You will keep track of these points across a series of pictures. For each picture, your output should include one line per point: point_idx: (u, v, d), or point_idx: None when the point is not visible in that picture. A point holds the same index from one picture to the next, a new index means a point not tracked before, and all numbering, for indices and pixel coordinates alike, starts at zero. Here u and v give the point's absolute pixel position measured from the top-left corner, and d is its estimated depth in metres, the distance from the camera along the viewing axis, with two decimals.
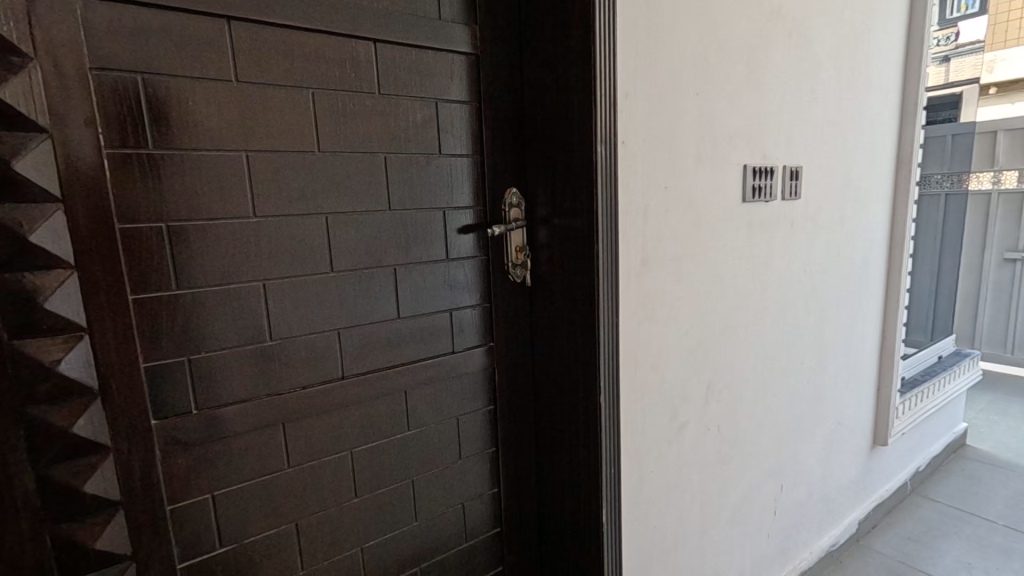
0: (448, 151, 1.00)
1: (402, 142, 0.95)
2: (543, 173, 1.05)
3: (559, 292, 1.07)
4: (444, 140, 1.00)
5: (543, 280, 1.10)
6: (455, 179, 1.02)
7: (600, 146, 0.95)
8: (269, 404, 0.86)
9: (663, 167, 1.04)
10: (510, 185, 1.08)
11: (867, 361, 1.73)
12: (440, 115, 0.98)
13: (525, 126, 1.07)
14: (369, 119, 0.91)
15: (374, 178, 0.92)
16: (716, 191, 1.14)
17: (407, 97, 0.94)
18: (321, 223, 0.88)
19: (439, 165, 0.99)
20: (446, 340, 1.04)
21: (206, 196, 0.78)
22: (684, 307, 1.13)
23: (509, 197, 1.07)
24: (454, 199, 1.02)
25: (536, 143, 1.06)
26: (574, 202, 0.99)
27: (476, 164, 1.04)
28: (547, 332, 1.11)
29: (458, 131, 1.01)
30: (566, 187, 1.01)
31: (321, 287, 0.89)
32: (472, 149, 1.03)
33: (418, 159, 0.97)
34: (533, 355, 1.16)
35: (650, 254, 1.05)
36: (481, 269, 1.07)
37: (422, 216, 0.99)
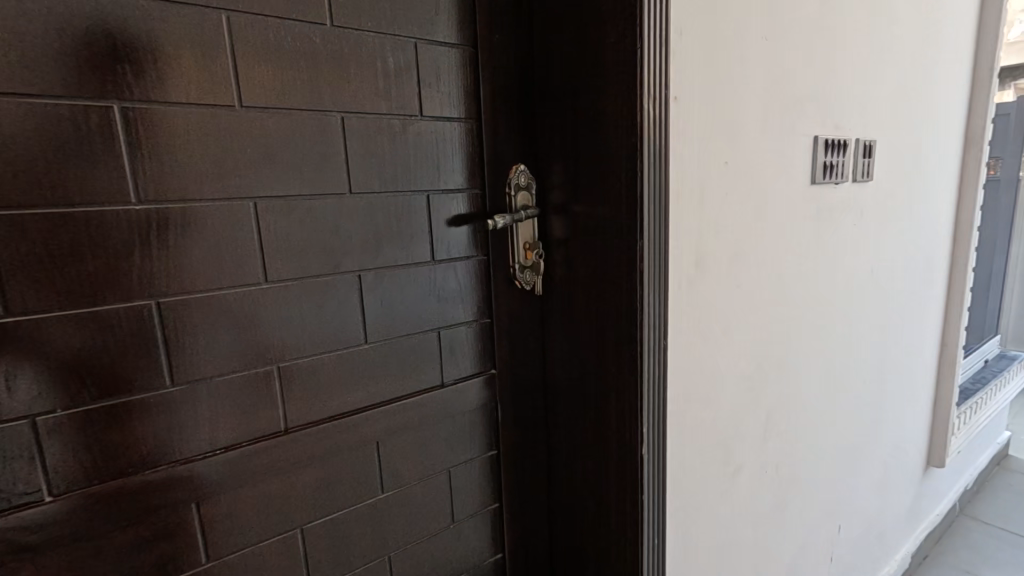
0: (433, 112, 0.73)
1: (368, 100, 0.67)
2: (561, 145, 0.78)
3: (583, 304, 0.80)
4: (428, 98, 0.72)
5: (560, 287, 0.83)
6: (444, 152, 0.75)
7: (648, 103, 0.67)
8: (174, 476, 0.59)
9: (724, 136, 0.77)
10: (518, 160, 0.81)
11: (926, 372, 1.49)
12: (421, 63, 0.71)
13: (538, 82, 0.79)
14: (320, 64, 0.63)
15: (327, 148, 0.65)
16: (784, 170, 0.88)
17: (375, 33, 0.67)
18: (248, 213, 0.61)
19: (421, 133, 0.72)
20: (432, 370, 0.78)
21: (57, 169, 0.50)
22: (743, 320, 0.87)
23: (516, 176, 0.80)
24: (442, 179, 0.75)
25: (551, 104, 0.78)
26: (607, 183, 0.72)
27: (471, 132, 0.77)
28: (566, 356, 0.84)
29: (447, 86, 0.74)
30: (594, 162, 0.74)
31: (252, 306, 0.62)
32: (466, 112, 0.76)
33: (392, 123, 0.70)
34: (547, 383, 0.89)
35: (705, 253, 0.78)
36: (478, 273, 0.80)
37: (397, 202, 0.71)
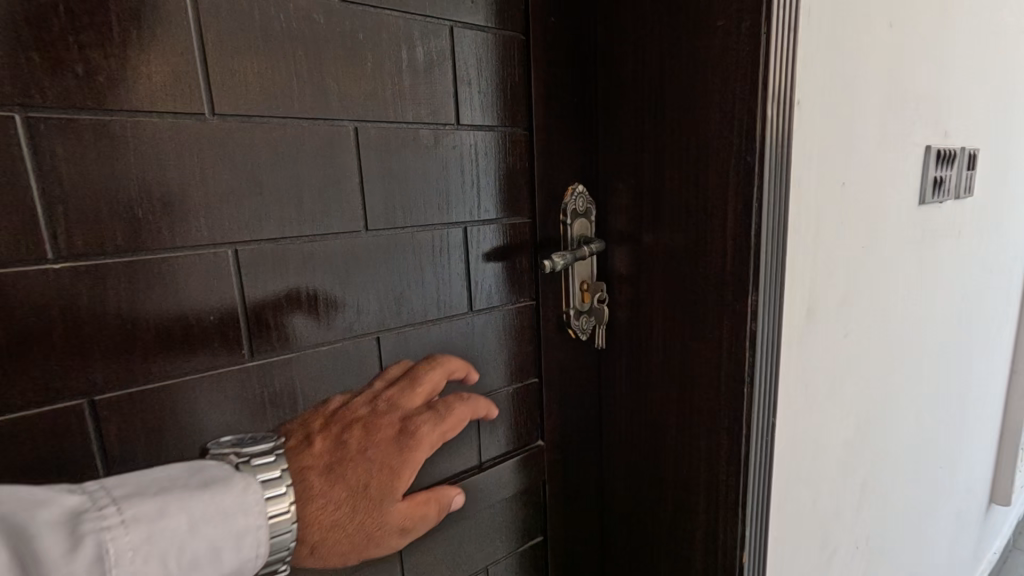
0: (469, 119, 0.55)
1: (389, 104, 0.50)
2: (630, 159, 0.61)
3: (656, 363, 0.63)
4: (465, 100, 0.55)
5: (621, 337, 0.66)
6: (483, 171, 0.57)
7: (772, 107, 0.49)
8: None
9: (843, 150, 0.60)
10: (573, 178, 0.64)
11: (998, 403, 1.33)
12: (457, 54, 0.54)
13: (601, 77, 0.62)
14: (327, 54, 0.46)
15: (331, 171, 0.47)
16: (896, 189, 0.71)
17: (397, 13, 0.49)
18: (224, 264, 0.43)
19: (455, 146, 0.55)
20: (467, 449, 0.61)
21: None
22: (848, 376, 0.70)
23: (573, 199, 0.63)
24: (480, 206, 0.58)
25: (618, 107, 0.61)
26: (698, 212, 0.55)
27: (517, 144, 0.59)
28: (628, 423, 0.67)
29: (488, 85, 0.56)
30: (679, 183, 0.56)
31: (229, 394, 0.44)
32: (511, 120, 0.59)
33: (419, 134, 0.52)
34: (603, 453, 0.72)
35: (816, 298, 0.61)
36: (523, 322, 0.63)
37: (424, 239, 0.54)
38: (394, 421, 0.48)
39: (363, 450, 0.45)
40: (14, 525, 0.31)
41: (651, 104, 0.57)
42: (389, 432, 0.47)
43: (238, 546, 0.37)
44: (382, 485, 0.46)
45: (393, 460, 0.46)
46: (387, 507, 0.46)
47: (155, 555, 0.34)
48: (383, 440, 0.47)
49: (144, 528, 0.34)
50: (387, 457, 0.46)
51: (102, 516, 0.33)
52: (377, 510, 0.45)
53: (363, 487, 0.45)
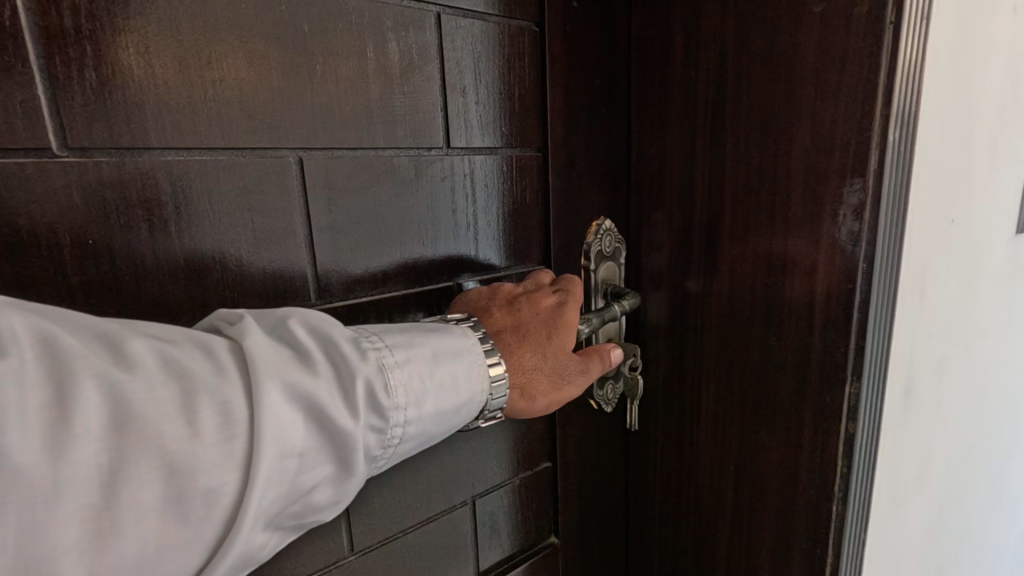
0: (465, 141, 0.41)
1: (349, 126, 0.36)
2: (675, 190, 0.46)
3: (703, 449, 0.49)
4: (458, 116, 0.40)
5: (657, 410, 0.52)
6: (482, 211, 0.43)
7: (897, 128, 0.34)
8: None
9: (956, 178, 0.45)
10: (600, 214, 0.49)
11: None
12: (447, 54, 0.39)
13: (641, 81, 0.48)
14: (255, 60, 0.32)
15: (263, 225, 0.34)
16: (1002, 220, 0.57)
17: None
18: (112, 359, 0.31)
19: (445, 180, 0.41)
20: (463, 562, 0.47)
21: None
22: (939, 455, 0.56)
23: (598, 239, 0.49)
24: (479, 257, 0.44)
25: (661, 120, 0.46)
26: (771, 267, 0.41)
27: (527, 172, 0.45)
28: (666, 516, 0.54)
29: (490, 94, 0.42)
30: (744, 226, 0.42)
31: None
32: (521, 139, 0.44)
33: (395, 166, 0.38)
34: (630, 546, 0.58)
35: (915, 371, 0.47)
36: None
37: (402, 305, 0.40)
38: (550, 293, 0.43)
39: (531, 311, 0.41)
40: (323, 333, 0.31)
41: (709, 119, 0.43)
42: (550, 300, 0.42)
43: (467, 377, 0.36)
44: (559, 356, 0.41)
45: (562, 311, 0.42)
46: (570, 362, 0.41)
47: (417, 376, 0.33)
48: (547, 308, 0.42)
49: (412, 354, 0.33)
50: (558, 315, 0.41)
51: (374, 337, 0.33)
52: (562, 365, 0.41)
53: (544, 340, 0.41)
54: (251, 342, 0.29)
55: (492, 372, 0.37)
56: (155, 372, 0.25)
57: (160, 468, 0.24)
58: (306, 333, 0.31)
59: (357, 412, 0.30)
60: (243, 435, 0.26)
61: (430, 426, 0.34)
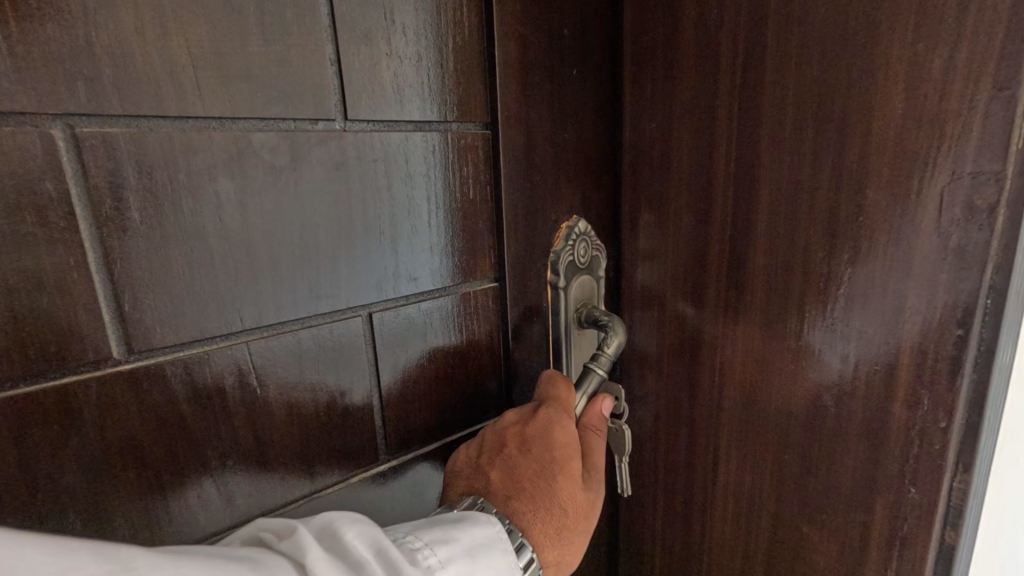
0: (370, 111, 0.28)
1: (163, 79, 0.22)
2: (686, 182, 0.33)
3: (720, 529, 0.37)
4: (355, 72, 0.27)
5: (660, 469, 0.40)
6: (401, 216, 0.30)
7: None
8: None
9: None
10: (573, 214, 0.36)
11: None
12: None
13: (638, 29, 0.34)
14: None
15: (14, 241, 0.21)
16: None
17: None
18: None
19: (337, 172, 0.27)
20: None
21: None
22: None
23: (573, 244, 0.36)
24: (398, 281, 0.31)
25: (666, 82, 0.33)
26: (823, 295, 0.28)
27: (469, 158, 0.32)
28: None
29: (412, 41, 0.29)
30: (784, 236, 0.29)
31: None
32: (460, 109, 0.31)
33: (247, 147, 0.25)
34: None
35: None
36: None
37: (271, 353, 0.27)
38: (533, 419, 0.32)
39: (524, 456, 0.30)
40: (369, 529, 0.23)
41: (734, 77, 0.29)
42: (538, 428, 0.31)
43: (509, 567, 0.26)
44: (579, 497, 0.30)
45: (558, 436, 0.31)
46: (588, 500, 0.31)
47: None
48: (539, 439, 0.31)
49: (456, 549, 0.24)
50: (553, 443, 0.31)
51: (418, 539, 0.24)
52: (581, 506, 0.30)
53: (552, 488, 0.30)
54: (311, 557, 0.21)
55: (523, 562, 0.27)
56: None
57: None
58: (359, 539, 0.22)
59: None
60: None
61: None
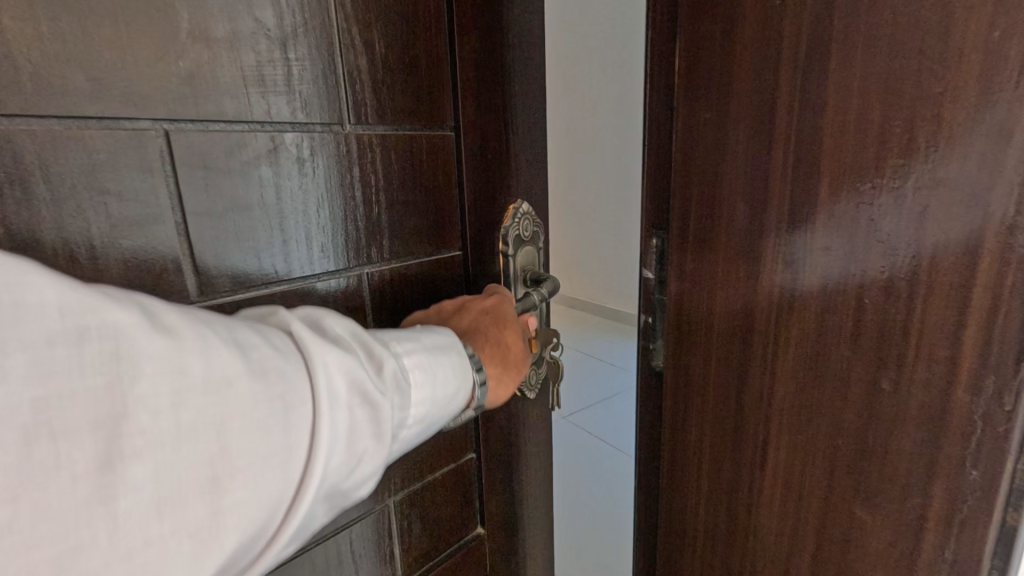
0: (303, 109, 0.38)
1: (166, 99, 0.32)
2: (743, 173, 0.34)
3: (767, 515, 0.37)
4: (322, 90, 0.39)
5: (705, 455, 0.41)
6: (324, 196, 0.40)
7: None
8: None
9: None
10: (518, 199, 0.53)
11: None
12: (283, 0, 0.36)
13: (695, 22, 0.35)
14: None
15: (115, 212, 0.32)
16: None
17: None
18: None
19: (289, 160, 0.38)
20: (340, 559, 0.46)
21: None
22: None
23: (516, 222, 0.52)
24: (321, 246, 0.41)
25: (724, 73, 0.34)
26: (885, 279, 0.28)
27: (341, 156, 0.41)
28: None
29: (337, 64, 0.39)
30: (845, 222, 0.30)
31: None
32: (392, 118, 0.43)
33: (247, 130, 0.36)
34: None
35: None
36: None
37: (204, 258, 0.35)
38: (484, 299, 0.45)
39: (476, 319, 0.44)
40: (347, 325, 0.33)
41: (796, 67, 0.30)
42: (486, 305, 0.45)
43: (445, 377, 0.37)
44: (517, 347, 0.45)
45: (504, 313, 0.45)
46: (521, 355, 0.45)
47: (422, 372, 0.36)
48: (488, 313, 0.45)
49: (410, 350, 0.36)
50: (501, 313, 0.45)
51: (381, 336, 0.36)
52: (517, 356, 0.45)
53: (500, 340, 0.44)
54: (296, 327, 0.31)
55: (477, 375, 0.41)
56: (222, 356, 0.26)
57: (216, 452, 0.25)
58: (338, 329, 0.33)
59: (377, 401, 0.31)
60: (301, 409, 0.28)
61: (434, 422, 0.38)
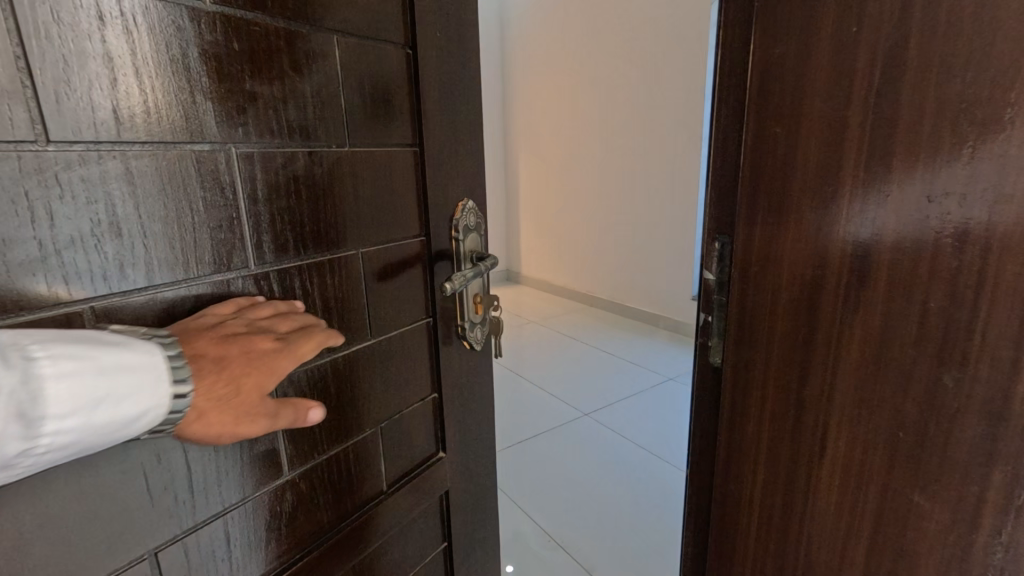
0: (250, 131, 0.40)
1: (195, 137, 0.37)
2: (812, 184, 0.37)
3: (824, 501, 0.40)
4: (293, 123, 0.43)
5: (763, 444, 0.44)
6: (256, 209, 0.41)
7: None
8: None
9: None
10: (464, 196, 0.61)
11: None
12: (199, 11, 0.36)
13: (769, 45, 0.38)
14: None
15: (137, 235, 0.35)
16: None
17: (260, 19, 0.39)
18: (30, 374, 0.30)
19: (236, 180, 0.40)
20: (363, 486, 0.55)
21: None
22: None
23: (462, 214, 0.60)
24: (255, 252, 0.42)
25: (796, 91, 0.37)
26: (952, 285, 0.31)
27: (290, 174, 0.43)
28: (768, 565, 0.46)
29: (334, 100, 0.46)
30: (912, 231, 0.32)
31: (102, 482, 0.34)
32: (366, 140, 0.50)
33: (146, 155, 0.35)
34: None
35: None
36: (426, 337, 0.60)
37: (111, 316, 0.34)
38: (269, 342, 0.37)
39: (238, 365, 0.35)
40: None
41: (870, 89, 0.33)
42: (265, 348, 0.37)
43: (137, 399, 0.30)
44: (257, 421, 0.36)
45: (267, 377, 0.36)
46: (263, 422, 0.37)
47: (78, 388, 0.28)
48: (245, 354, 0.35)
49: (70, 359, 0.28)
50: (266, 367, 0.36)
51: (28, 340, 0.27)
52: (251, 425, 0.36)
53: (236, 395, 0.35)
54: None
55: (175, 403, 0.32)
56: None
57: None
58: None
59: None
60: None
61: (102, 442, 0.29)
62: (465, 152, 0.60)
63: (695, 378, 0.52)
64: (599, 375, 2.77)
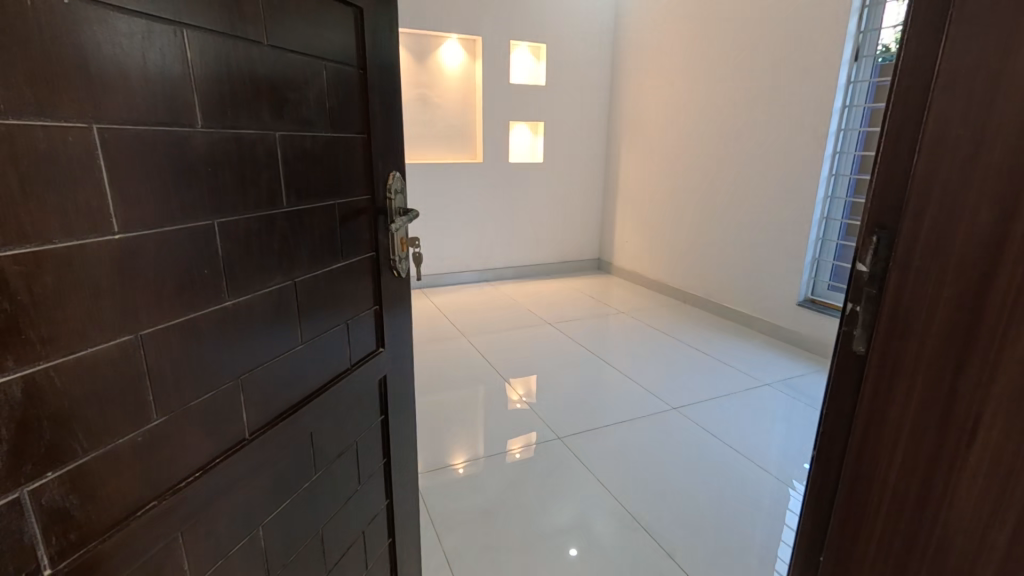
0: (283, 123, 0.69)
1: (259, 122, 0.64)
2: (991, 183, 0.39)
3: (968, 487, 0.42)
4: (301, 116, 0.72)
5: (905, 428, 0.47)
6: (296, 180, 0.72)
7: None
8: (193, 493, 0.60)
9: None
10: (393, 171, 1.00)
11: None
12: (262, 48, 0.63)
13: (960, 56, 0.41)
14: (204, 44, 0.56)
15: (238, 186, 0.62)
16: None
17: (297, 55, 0.70)
18: (197, 243, 0.57)
19: (280, 152, 0.68)
20: (342, 354, 0.88)
21: (144, 205, 0.51)
22: None
23: (393, 182, 0.99)
24: (292, 197, 0.72)
25: (988, 95, 0.38)
26: None
27: (304, 150, 0.73)
28: (896, 546, 0.49)
29: (325, 104, 0.77)
30: None
31: (222, 322, 0.62)
32: (339, 128, 0.81)
33: (238, 137, 0.61)
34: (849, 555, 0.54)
35: None
36: (374, 263, 0.97)
37: (241, 229, 0.63)
38: None
39: None
40: None
41: None
42: None
43: None
44: None
45: None
46: None
47: None
48: None
49: None
50: None
51: None
52: None
53: None
54: None
55: None
56: None
57: None
58: None
59: None
60: None
61: None
62: (392, 146, 0.99)
63: (842, 359, 0.55)
64: (683, 371, 2.74)
